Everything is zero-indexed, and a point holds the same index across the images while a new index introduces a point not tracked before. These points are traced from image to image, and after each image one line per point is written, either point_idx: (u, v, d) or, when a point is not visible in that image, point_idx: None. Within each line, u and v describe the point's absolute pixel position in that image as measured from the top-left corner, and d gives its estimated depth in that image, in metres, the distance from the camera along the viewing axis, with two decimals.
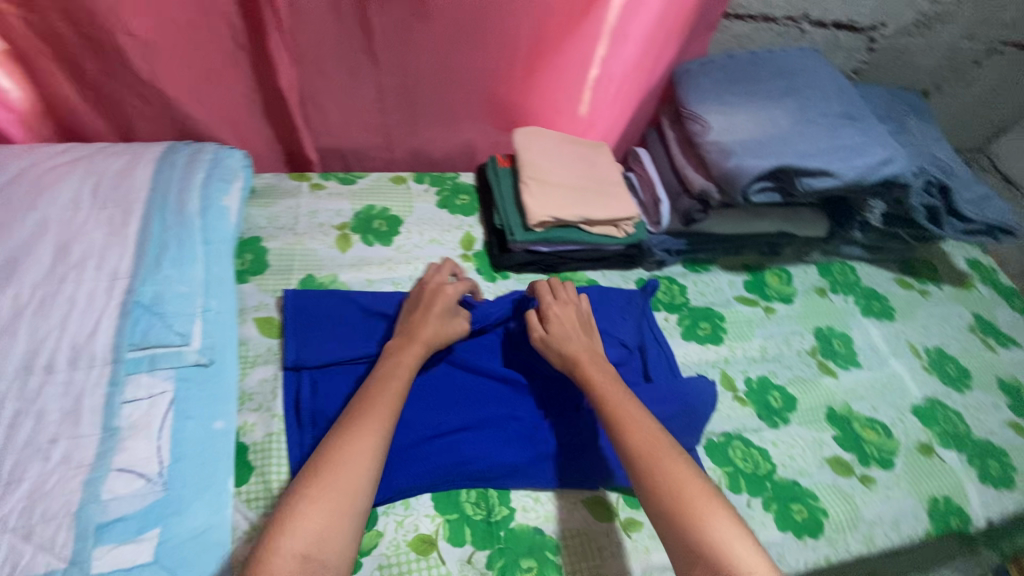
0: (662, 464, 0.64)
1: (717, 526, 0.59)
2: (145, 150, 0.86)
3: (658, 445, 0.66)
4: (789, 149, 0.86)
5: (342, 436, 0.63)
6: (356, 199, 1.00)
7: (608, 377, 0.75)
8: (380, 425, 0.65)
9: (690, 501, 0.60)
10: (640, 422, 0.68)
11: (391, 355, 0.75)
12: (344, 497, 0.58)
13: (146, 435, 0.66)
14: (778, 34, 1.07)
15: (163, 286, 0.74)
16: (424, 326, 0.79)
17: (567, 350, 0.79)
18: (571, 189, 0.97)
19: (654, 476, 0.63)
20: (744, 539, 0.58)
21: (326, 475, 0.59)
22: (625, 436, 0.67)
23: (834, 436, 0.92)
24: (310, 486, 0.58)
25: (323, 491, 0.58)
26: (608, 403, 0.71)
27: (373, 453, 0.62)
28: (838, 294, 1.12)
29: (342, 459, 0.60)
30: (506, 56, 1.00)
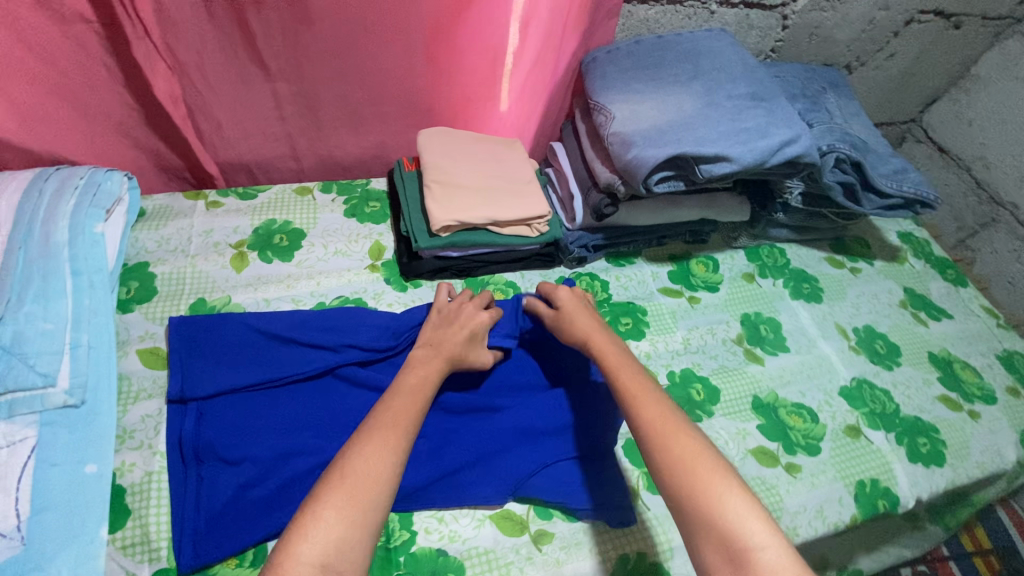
0: (676, 440, 0.62)
1: (730, 504, 0.57)
2: (11, 177, 0.78)
3: (671, 419, 0.64)
4: (689, 135, 0.84)
5: (364, 440, 0.58)
6: (255, 215, 0.96)
7: (619, 352, 0.74)
8: (402, 434, 0.60)
9: (703, 475, 0.59)
10: (654, 399, 0.66)
11: (413, 365, 0.71)
12: (366, 504, 0.54)
13: (3, 487, 0.61)
14: (686, 16, 1.04)
15: (25, 325, 0.69)
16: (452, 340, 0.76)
17: (576, 329, 0.78)
18: (477, 190, 0.93)
19: (667, 451, 0.61)
20: (758, 514, 0.56)
21: (346, 479, 0.55)
22: (637, 409, 0.66)
23: (759, 425, 0.90)
24: (331, 491, 0.54)
25: (343, 497, 0.53)
26: (619, 379, 0.69)
27: (396, 461, 0.58)
28: (767, 278, 1.11)
29: (364, 464, 0.56)
30: (402, 55, 0.95)
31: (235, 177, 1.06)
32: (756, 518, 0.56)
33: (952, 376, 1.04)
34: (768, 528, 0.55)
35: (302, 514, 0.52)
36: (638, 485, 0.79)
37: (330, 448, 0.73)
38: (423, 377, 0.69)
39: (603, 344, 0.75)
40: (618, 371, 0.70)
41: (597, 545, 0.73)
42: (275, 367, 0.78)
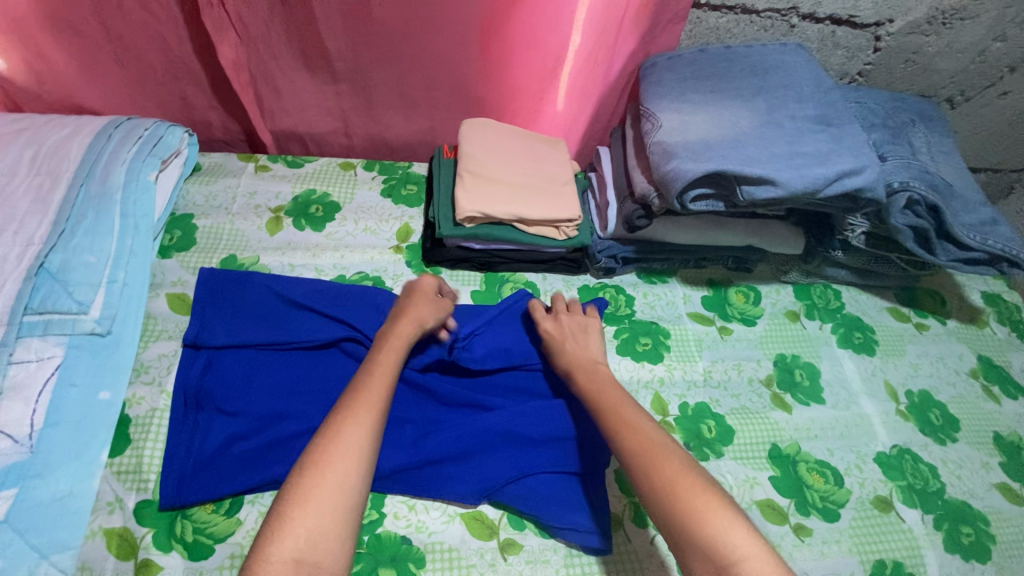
0: (662, 464, 0.62)
1: (715, 519, 0.56)
2: (88, 124, 0.88)
3: (656, 444, 0.64)
4: (736, 152, 0.78)
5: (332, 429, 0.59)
6: (298, 183, 1.00)
7: (603, 381, 0.75)
8: (366, 424, 0.60)
9: (687, 494, 0.59)
10: (637, 424, 0.67)
11: (382, 339, 0.73)
12: (339, 493, 0.55)
13: (25, 397, 0.67)
14: (762, 28, 0.97)
15: (72, 255, 0.76)
16: (415, 304, 0.78)
17: (562, 360, 0.79)
18: (508, 185, 0.91)
19: (651, 474, 0.61)
20: (743, 528, 0.56)
21: (316, 470, 0.55)
22: (623, 435, 0.66)
23: (772, 477, 0.82)
24: (302, 484, 0.54)
25: (315, 490, 0.54)
26: (603, 405, 0.71)
27: (365, 446, 0.58)
28: (814, 320, 1.01)
29: (333, 454, 0.57)
30: (458, 43, 0.95)
31: (289, 146, 1.11)
32: (739, 531, 0.56)
33: (1019, 465, 0.90)
34: (755, 544, 0.55)
35: (278, 510, 0.53)
36: (621, 514, 0.74)
37: (316, 417, 0.75)
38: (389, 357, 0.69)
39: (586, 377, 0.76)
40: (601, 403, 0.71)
41: (565, 568, 0.69)
42: (282, 330, 0.80)
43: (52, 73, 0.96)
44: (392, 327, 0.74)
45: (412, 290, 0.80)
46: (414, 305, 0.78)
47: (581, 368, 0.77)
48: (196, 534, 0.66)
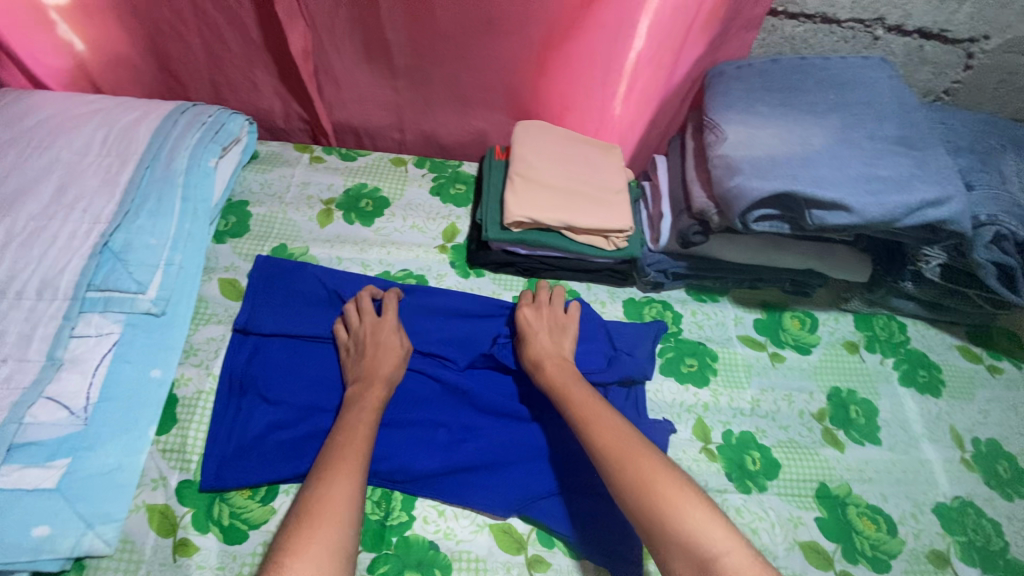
0: (634, 460, 0.61)
1: (690, 512, 0.56)
2: (158, 108, 0.91)
3: (627, 441, 0.63)
4: (808, 172, 0.73)
5: (321, 483, 0.59)
6: (349, 176, 1.01)
7: (571, 380, 0.74)
8: (356, 471, 0.61)
9: (660, 487, 0.58)
10: (607, 422, 0.66)
11: (353, 403, 0.71)
12: (332, 541, 0.54)
13: (82, 370, 0.70)
14: (842, 39, 0.91)
15: (135, 236, 0.79)
16: (381, 363, 0.75)
17: (532, 351, 0.78)
18: (560, 191, 0.89)
19: (624, 471, 0.61)
20: (717, 521, 0.55)
21: (307, 522, 0.55)
22: (592, 434, 0.66)
23: (818, 518, 0.77)
24: (296, 534, 0.54)
25: (309, 539, 0.54)
26: (572, 406, 0.70)
27: (354, 497, 0.59)
28: (874, 353, 0.95)
29: (324, 506, 0.57)
30: (518, 43, 0.94)
31: (343, 139, 1.12)
32: (713, 524, 0.55)
33: None
34: (730, 536, 0.54)
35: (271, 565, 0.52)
36: None
37: None
38: (372, 410, 0.70)
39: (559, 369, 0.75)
40: (574, 403, 0.70)
41: None
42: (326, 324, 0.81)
43: (128, 58, 1.00)
44: (362, 394, 0.72)
45: (374, 345, 0.76)
46: (379, 364, 0.75)
47: (549, 366, 0.76)
48: (233, 518, 0.67)
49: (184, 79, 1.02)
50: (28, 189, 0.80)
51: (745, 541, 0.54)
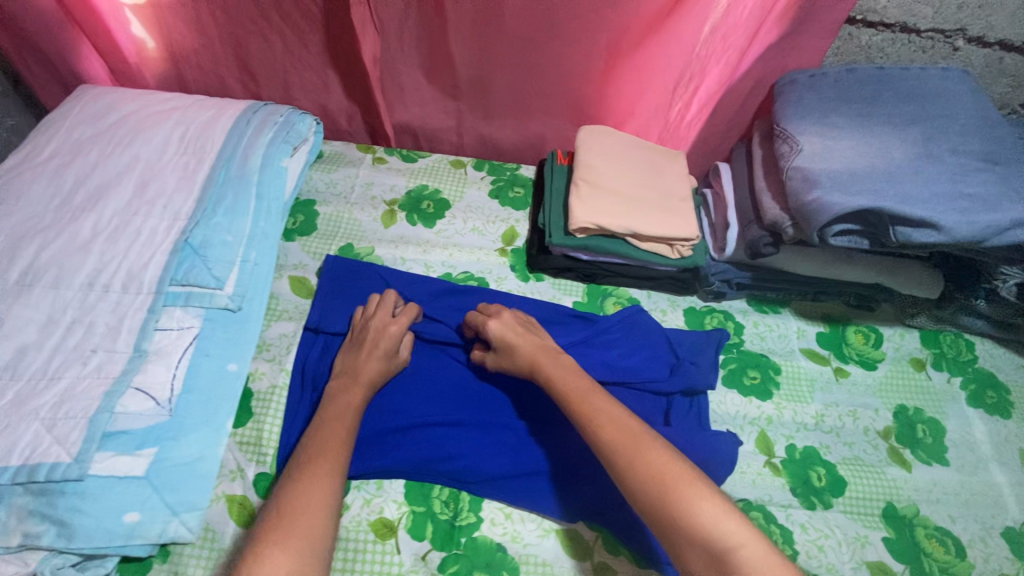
0: (643, 454, 0.61)
1: (705, 506, 0.56)
2: (231, 107, 0.94)
3: (635, 434, 0.63)
4: (891, 188, 0.72)
5: (294, 488, 0.61)
6: (411, 177, 1.02)
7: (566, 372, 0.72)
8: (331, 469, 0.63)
9: (674, 482, 0.58)
10: (613, 414, 0.65)
11: (330, 400, 0.71)
12: (305, 544, 0.56)
13: (166, 362, 0.72)
14: (919, 49, 0.89)
15: (213, 233, 0.81)
16: (370, 360, 0.75)
17: (519, 356, 0.75)
18: (625, 198, 0.89)
19: (634, 465, 0.60)
20: (734, 515, 0.55)
21: (280, 526, 0.57)
22: (597, 431, 0.64)
23: (885, 538, 0.76)
24: (270, 537, 0.56)
25: (283, 544, 0.55)
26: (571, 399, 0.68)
27: (326, 503, 0.60)
28: (941, 371, 0.92)
29: (296, 511, 0.58)
30: (583, 46, 0.93)
31: (401, 139, 1.13)
32: (729, 518, 0.55)
33: None
34: (746, 529, 0.54)
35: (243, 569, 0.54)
36: None
37: (422, 412, 0.77)
38: (346, 412, 0.70)
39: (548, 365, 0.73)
40: (581, 400, 0.68)
41: None
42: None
43: (202, 57, 1.03)
44: (344, 389, 0.72)
45: (371, 344, 0.76)
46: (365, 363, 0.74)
47: (541, 359, 0.74)
48: None
49: (254, 77, 1.05)
50: (112, 184, 0.83)
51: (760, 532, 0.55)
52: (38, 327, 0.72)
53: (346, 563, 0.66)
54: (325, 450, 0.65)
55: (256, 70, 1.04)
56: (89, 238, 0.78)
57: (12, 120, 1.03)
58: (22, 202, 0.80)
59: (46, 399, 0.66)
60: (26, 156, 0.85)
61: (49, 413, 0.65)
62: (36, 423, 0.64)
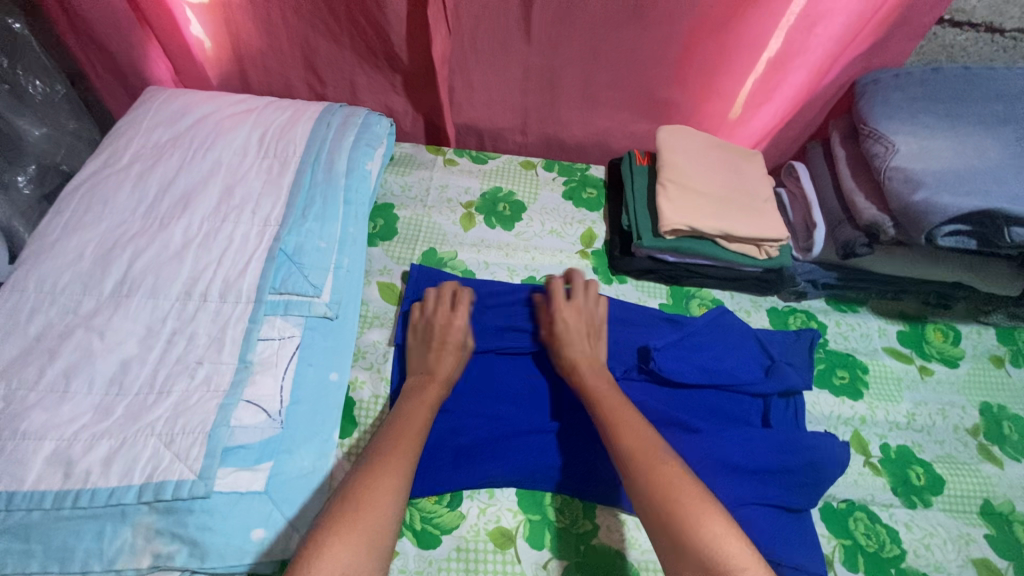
0: (653, 466, 0.59)
1: (710, 522, 0.53)
2: (307, 110, 0.92)
3: (649, 448, 0.61)
4: (999, 189, 0.73)
5: (372, 466, 0.59)
6: (485, 179, 1.01)
7: (605, 385, 0.72)
8: (405, 459, 0.61)
9: (681, 496, 0.55)
10: (633, 427, 0.64)
11: (410, 395, 0.70)
12: (377, 522, 0.54)
13: (273, 372, 0.71)
14: (1001, 49, 0.89)
15: (305, 239, 0.79)
16: (442, 362, 0.74)
17: (569, 355, 0.76)
18: (712, 199, 0.89)
19: (643, 476, 0.58)
20: (734, 535, 0.52)
21: (354, 500, 0.55)
22: (617, 437, 0.64)
23: (987, 535, 0.77)
24: (340, 512, 0.54)
25: (354, 520, 0.53)
26: (603, 407, 0.68)
27: (400, 479, 0.59)
28: (1020, 368, 0.93)
29: (371, 489, 0.56)
30: (667, 49, 0.94)
31: (465, 140, 1.12)
32: (732, 538, 0.52)
33: None
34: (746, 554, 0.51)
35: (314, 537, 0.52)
36: (831, 555, 0.72)
37: (522, 422, 0.76)
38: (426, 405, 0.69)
39: (590, 376, 0.73)
40: None
41: None
42: (488, 340, 0.81)
43: (268, 57, 1.01)
44: (419, 388, 0.71)
45: (439, 343, 0.76)
46: (439, 361, 0.74)
47: (584, 369, 0.74)
48: (425, 523, 0.68)
49: (320, 77, 1.03)
50: (197, 190, 0.81)
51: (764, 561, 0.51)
52: (139, 338, 0.70)
53: (468, 574, 0.65)
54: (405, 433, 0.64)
55: (323, 71, 1.02)
56: (181, 247, 0.76)
57: (73, 123, 1.00)
58: (109, 210, 0.78)
59: (159, 413, 0.64)
60: (106, 161, 0.83)
61: (165, 428, 0.63)
62: (153, 438, 0.62)
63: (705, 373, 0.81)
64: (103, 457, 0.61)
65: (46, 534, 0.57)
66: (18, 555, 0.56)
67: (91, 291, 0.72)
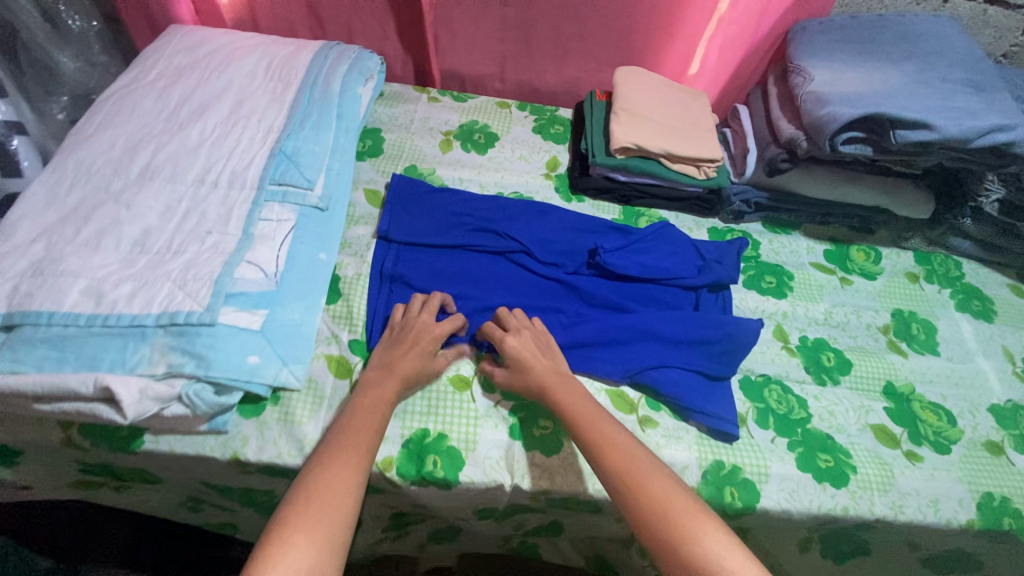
0: (647, 484, 0.63)
1: (705, 540, 0.57)
2: (308, 44, 1.06)
3: (639, 464, 0.65)
4: (891, 102, 0.85)
5: (321, 476, 0.62)
6: (463, 114, 1.14)
7: (577, 397, 0.73)
8: (359, 464, 0.65)
9: (676, 517, 0.59)
10: (615, 443, 0.67)
11: (367, 387, 0.74)
12: (330, 528, 0.58)
13: (271, 244, 0.83)
14: (914, 1, 1.03)
15: (302, 143, 0.92)
16: (401, 359, 0.76)
17: (531, 378, 0.75)
18: (658, 125, 1.01)
19: (636, 496, 0.62)
20: (733, 547, 0.57)
21: (305, 511, 0.59)
22: (602, 455, 0.66)
23: (886, 407, 0.88)
24: (294, 521, 0.58)
25: (309, 523, 0.58)
26: (580, 425, 0.70)
27: (353, 480, 0.63)
28: (932, 284, 1.05)
29: (326, 491, 0.61)
30: (624, 1, 1.07)
31: (449, 85, 1.26)
32: (729, 551, 0.57)
33: None
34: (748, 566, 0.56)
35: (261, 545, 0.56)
36: (745, 414, 0.84)
37: (483, 298, 0.88)
38: (379, 408, 0.71)
39: (563, 395, 0.73)
40: None
41: (696, 445, 0.80)
42: (456, 235, 0.94)
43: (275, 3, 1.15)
44: (379, 382, 0.74)
45: (410, 342, 0.78)
46: (401, 359, 0.76)
47: (552, 387, 0.74)
48: None
49: (321, 22, 1.17)
50: (211, 102, 0.94)
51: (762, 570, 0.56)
52: (158, 213, 0.82)
53: (430, 408, 0.78)
54: (354, 440, 0.67)
55: (324, 16, 1.16)
56: (196, 144, 0.89)
57: (104, 56, 1.14)
58: (136, 114, 0.91)
59: (174, 265, 0.76)
60: (136, 77, 0.97)
61: (179, 276, 0.75)
62: (169, 283, 0.74)
63: (645, 268, 0.93)
64: (128, 293, 0.73)
65: (79, 346, 0.69)
66: (55, 361, 0.68)
67: (119, 174, 0.84)
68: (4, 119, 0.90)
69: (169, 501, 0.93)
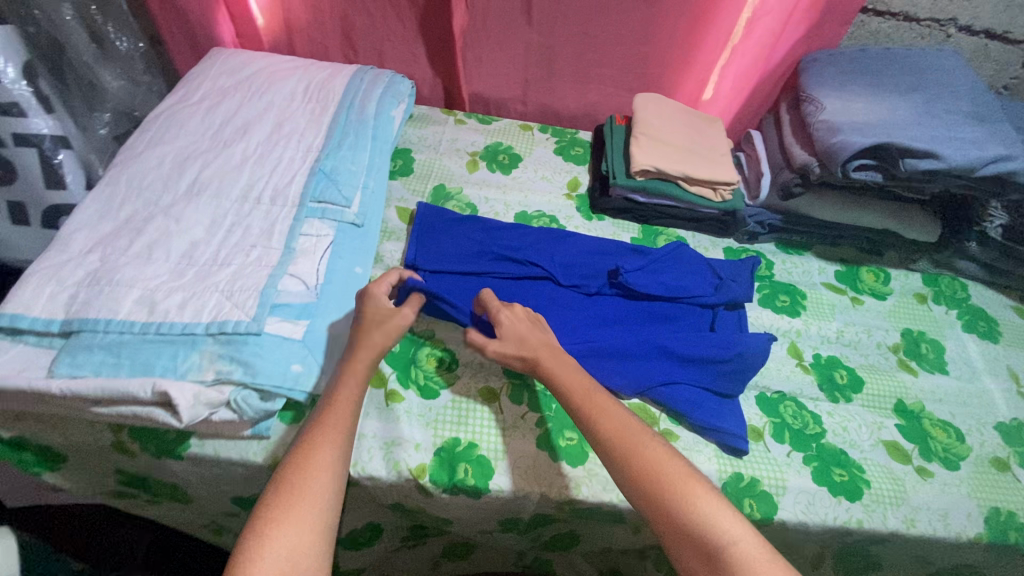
0: (640, 450, 0.64)
1: (699, 504, 0.59)
2: (344, 68, 1.12)
3: (631, 432, 0.66)
4: (899, 131, 0.91)
5: (297, 468, 0.59)
6: (489, 135, 1.20)
7: (570, 369, 0.74)
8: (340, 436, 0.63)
9: (670, 484, 0.60)
10: (611, 412, 0.68)
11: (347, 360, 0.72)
12: (313, 503, 0.57)
13: (312, 257, 0.88)
14: (919, 35, 1.09)
15: (340, 162, 0.97)
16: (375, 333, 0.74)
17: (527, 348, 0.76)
18: (676, 149, 1.06)
19: (630, 464, 0.63)
20: (727, 510, 0.59)
21: (288, 487, 0.57)
22: (599, 422, 0.67)
23: (897, 424, 0.91)
24: (277, 498, 0.56)
25: (293, 499, 0.56)
26: (574, 394, 0.71)
27: (336, 450, 0.62)
28: (940, 305, 1.09)
29: (309, 463, 0.59)
30: (644, 32, 1.13)
31: (474, 107, 1.31)
32: (723, 514, 0.59)
33: None
34: (741, 528, 0.58)
35: (244, 544, 0.53)
36: (762, 428, 0.87)
37: None
38: (348, 393, 0.68)
39: (554, 364, 0.74)
40: None
41: (715, 458, 0.83)
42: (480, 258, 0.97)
43: (312, 29, 1.21)
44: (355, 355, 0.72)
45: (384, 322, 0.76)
46: (371, 334, 0.74)
47: (545, 357, 0.75)
48: (427, 379, 0.85)
49: (354, 47, 1.23)
50: (254, 122, 1.00)
51: (755, 533, 0.58)
52: (205, 226, 0.86)
53: (460, 418, 0.82)
54: (330, 425, 0.64)
55: (358, 41, 1.22)
56: (240, 161, 0.94)
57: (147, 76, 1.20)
58: (184, 133, 0.97)
59: (221, 277, 0.81)
60: (182, 97, 1.02)
61: (226, 287, 0.79)
62: (217, 294, 0.79)
63: (664, 286, 0.97)
64: (178, 302, 0.77)
65: (133, 352, 0.73)
66: (110, 366, 0.72)
67: (169, 189, 0.89)
68: (52, 136, 0.92)
69: (195, 520, 0.95)
